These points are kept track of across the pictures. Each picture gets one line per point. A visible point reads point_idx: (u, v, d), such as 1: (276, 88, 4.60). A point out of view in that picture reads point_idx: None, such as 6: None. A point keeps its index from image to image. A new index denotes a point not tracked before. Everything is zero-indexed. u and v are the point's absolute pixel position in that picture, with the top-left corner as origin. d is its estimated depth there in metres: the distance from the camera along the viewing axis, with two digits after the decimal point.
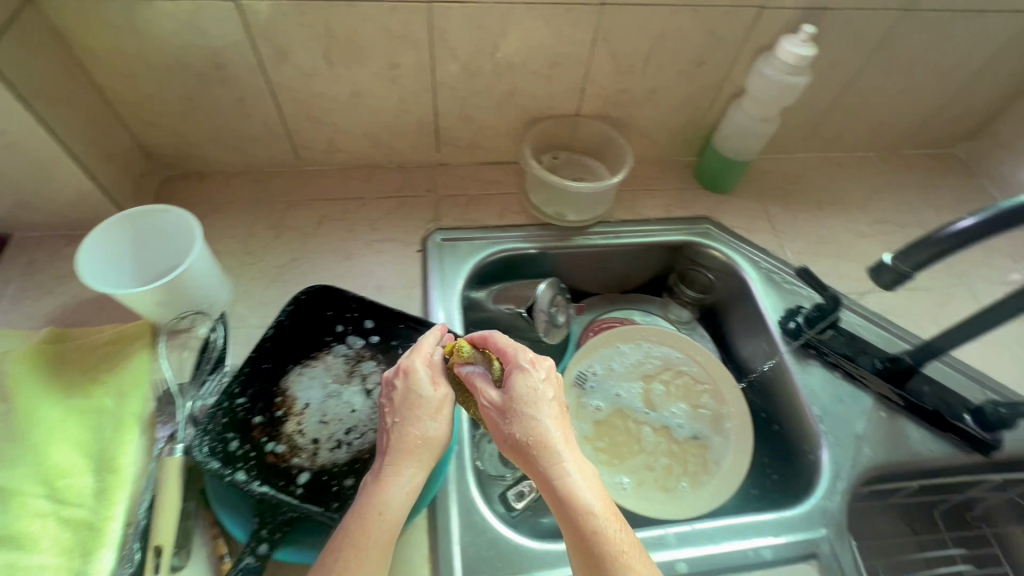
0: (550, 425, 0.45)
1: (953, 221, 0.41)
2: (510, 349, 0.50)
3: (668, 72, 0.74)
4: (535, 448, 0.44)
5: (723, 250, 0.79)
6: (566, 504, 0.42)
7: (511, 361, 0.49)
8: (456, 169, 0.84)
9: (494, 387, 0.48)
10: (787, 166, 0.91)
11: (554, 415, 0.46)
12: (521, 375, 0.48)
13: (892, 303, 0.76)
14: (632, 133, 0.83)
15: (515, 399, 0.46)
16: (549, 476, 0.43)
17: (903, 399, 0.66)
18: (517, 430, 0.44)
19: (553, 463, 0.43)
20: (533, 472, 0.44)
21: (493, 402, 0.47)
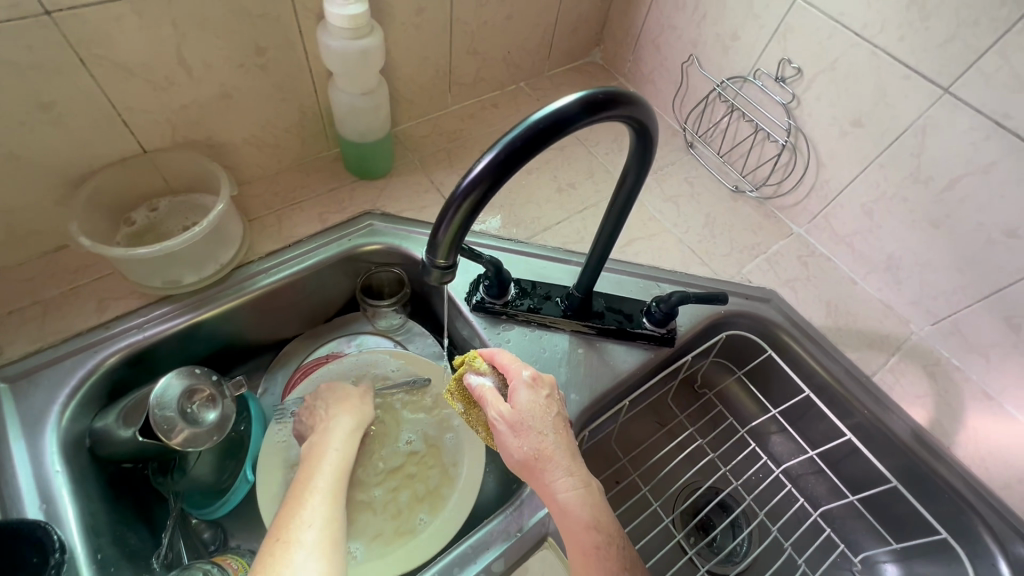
0: (552, 439, 0.47)
1: (469, 168, 0.36)
2: (513, 367, 0.51)
3: (225, 70, 0.60)
4: (537, 464, 0.46)
5: (392, 243, 0.71)
6: (568, 512, 0.45)
7: (514, 379, 0.50)
8: (18, 272, 0.62)
9: (509, 403, 0.49)
10: (444, 123, 0.85)
11: (548, 412, 0.48)
12: (520, 389, 0.49)
13: (568, 231, 0.76)
14: (240, 148, 0.68)
15: (521, 417, 0.48)
16: (546, 486, 0.46)
17: (593, 327, 0.66)
18: (524, 453, 0.47)
19: (558, 479, 0.46)
20: (535, 484, 0.47)
21: (501, 419, 0.49)
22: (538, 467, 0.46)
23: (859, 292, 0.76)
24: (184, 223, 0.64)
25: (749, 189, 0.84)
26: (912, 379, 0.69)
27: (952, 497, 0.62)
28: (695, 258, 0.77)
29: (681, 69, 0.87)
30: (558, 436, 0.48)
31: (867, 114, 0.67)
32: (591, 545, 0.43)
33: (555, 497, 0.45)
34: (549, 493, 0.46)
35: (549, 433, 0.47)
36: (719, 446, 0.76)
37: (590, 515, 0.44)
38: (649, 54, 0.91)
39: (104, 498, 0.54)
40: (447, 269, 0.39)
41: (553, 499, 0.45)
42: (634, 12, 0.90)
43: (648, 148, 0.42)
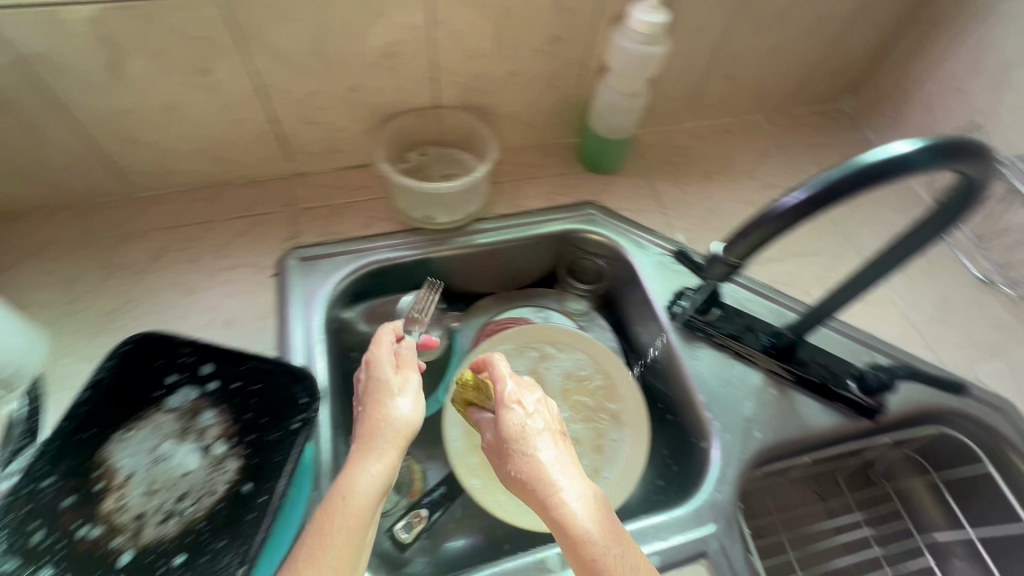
0: (530, 423, 0.47)
1: (782, 196, 0.39)
2: (501, 374, 0.52)
3: (523, 51, 0.68)
4: (515, 451, 0.45)
5: (608, 236, 0.75)
6: (559, 524, 0.40)
7: (500, 391, 0.50)
8: (317, 178, 0.76)
9: (506, 419, 0.48)
10: (675, 138, 0.87)
11: (541, 421, 0.47)
12: (535, 409, 0.49)
13: (780, 271, 0.74)
14: (503, 120, 0.77)
15: (509, 421, 0.47)
16: (516, 474, 0.44)
17: (791, 374, 0.64)
18: (511, 465, 0.45)
19: (553, 495, 0.41)
20: (519, 493, 0.44)
21: (488, 440, 0.49)
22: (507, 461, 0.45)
23: None
24: (445, 173, 0.75)
25: (1003, 284, 0.74)
26: None
27: None
28: (917, 338, 0.70)
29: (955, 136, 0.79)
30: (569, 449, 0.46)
31: None
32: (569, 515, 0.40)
33: (527, 481, 0.43)
34: (526, 477, 0.43)
35: (541, 421, 0.47)
36: (887, 544, 0.69)
37: (565, 475, 0.42)
38: (918, 114, 0.84)
39: (338, 374, 0.65)
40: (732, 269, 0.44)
41: (528, 483, 0.43)
42: (914, 67, 0.83)
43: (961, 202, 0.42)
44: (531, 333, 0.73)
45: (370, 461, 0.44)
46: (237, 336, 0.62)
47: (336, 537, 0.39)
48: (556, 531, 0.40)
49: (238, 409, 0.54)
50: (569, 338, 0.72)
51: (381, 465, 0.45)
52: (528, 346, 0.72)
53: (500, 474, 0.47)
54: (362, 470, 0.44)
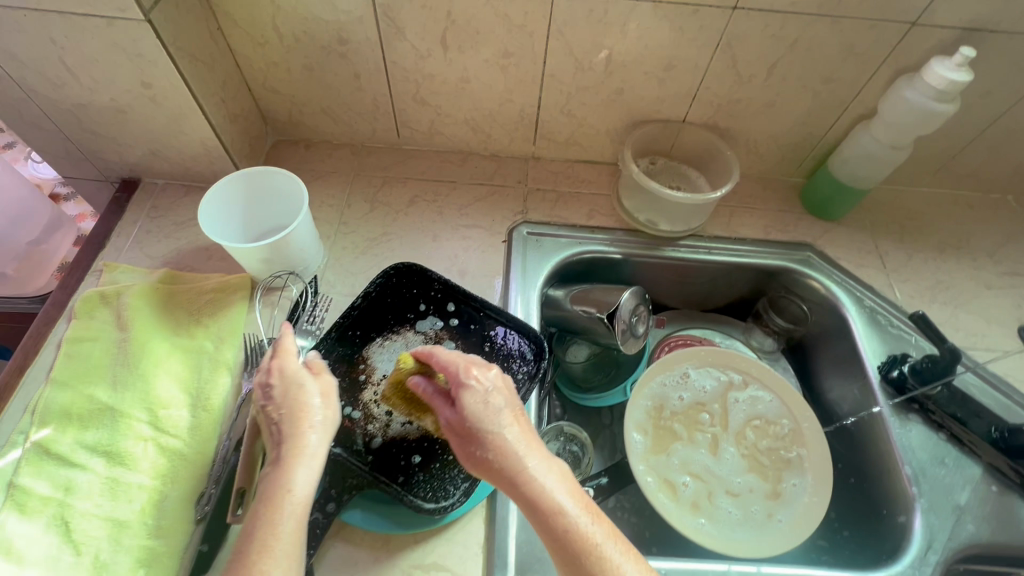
0: (507, 438, 0.45)
1: None
2: (452, 365, 0.49)
3: (791, 85, 0.69)
4: (494, 456, 0.44)
5: (823, 282, 0.74)
6: (548, 511, 0.42)
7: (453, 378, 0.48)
8: (550, 165, 0.83)
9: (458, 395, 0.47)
10: (908, 200, 0.83)
11: (513, 424, 0.46)
12: (471, 395, 0.47)
13: (1015, 366, 0.68)
14: (739, 146, 0.79)
15: (494, 434, 0.45)
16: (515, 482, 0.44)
17: (1019, 476, 0.59)
18: (480, 445, 0.45)
19: (529, 470, 0.43)
20: (499, 485, 0.44)
21: (450, 418, 0.48)
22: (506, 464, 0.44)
23: None
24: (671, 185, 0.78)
25: None
26: None
27: None
28: None
29: None
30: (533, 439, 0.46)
31: None
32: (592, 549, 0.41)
33: (526, 497, 0.43)
34: (513, 478, 0.43)
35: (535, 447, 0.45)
36: None
37: (577, 511, 0.42)
38: None
39: None
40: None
41: (530, 499, 0.43)
42: None
43: None
44: (723, 358, 0.73)
45: (292, 467, 0.41)
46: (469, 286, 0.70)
47: (283, 530, 0.39)
48: (564, 556, 0.41)
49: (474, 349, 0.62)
50: (761, 373, 0.72)
51: (307, 478, 0.41)
52: (718, 369, 0.73)
53: (457, 444, 0.47)
54: (297, 470, 0.41)
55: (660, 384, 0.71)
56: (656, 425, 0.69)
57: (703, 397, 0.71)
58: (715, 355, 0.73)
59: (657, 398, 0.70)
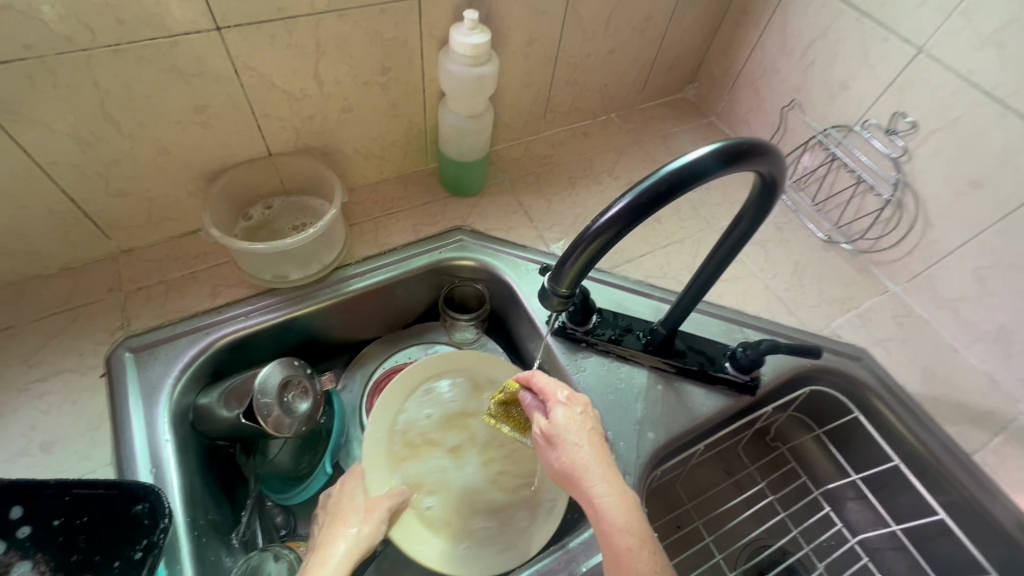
0: (589, 453, 0.45)
1: (604, 209, 0.37)
2: (550, 387, 0.50)
3: (352, 86, 0.64)
4: (569, 470, 0.45)
5: (481, 260, 0.73)
6: (606, 530, 0.42)
7: (550, 399, 0.49)
8: (149, 252, 0.68)
9: (553, 406, 0.48)
10: (535, 148, 0.88)
11: (583, 443, 0.46)
12: (559, 415, 0.47)
13: (651, 265, 0.76)
14: (351, 158, 0.73)
15: (573, 449, 0.46)
16: (583, 494, 0.45)
17: (673, 366, 0.64)
18: (561, 458, 0.46)
19: (594, 487, 0.44)
20: (579, 498, 0.45)
21: (537, 433, 0.48)
22: (582, 479, 0.44)
23: (959, 361, 0.71)
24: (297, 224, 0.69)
25: (842, 241, 0.81)
26: (1018, 463, 0.63)
27: None
28: (781, 306, 0.75)
29: (780, 112, 0.86)
30: (599, 450, 0.46)
31: (989, 177, 0.64)
32: (631, 549, 0.41)
33: (595, 508, 0.43)
34: (588, 497, 0.44)
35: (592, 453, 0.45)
36: (790, 504, 0.72)
37: (625, 518, 0.42)
38: (747, 96, 0.90)
39: (200, 471, 0.58)
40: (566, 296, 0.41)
41: (595, 511, 0.43)
42: (736, 52, 0.89)
43: (768, 197, 0.41)
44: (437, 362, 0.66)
45: None
46: (63, 460, 0.53)
47: None
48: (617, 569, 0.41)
49: (64, 552, 0.46)
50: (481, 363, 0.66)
51: None
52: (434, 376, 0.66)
53: (546, 463, 0.48)
54: None
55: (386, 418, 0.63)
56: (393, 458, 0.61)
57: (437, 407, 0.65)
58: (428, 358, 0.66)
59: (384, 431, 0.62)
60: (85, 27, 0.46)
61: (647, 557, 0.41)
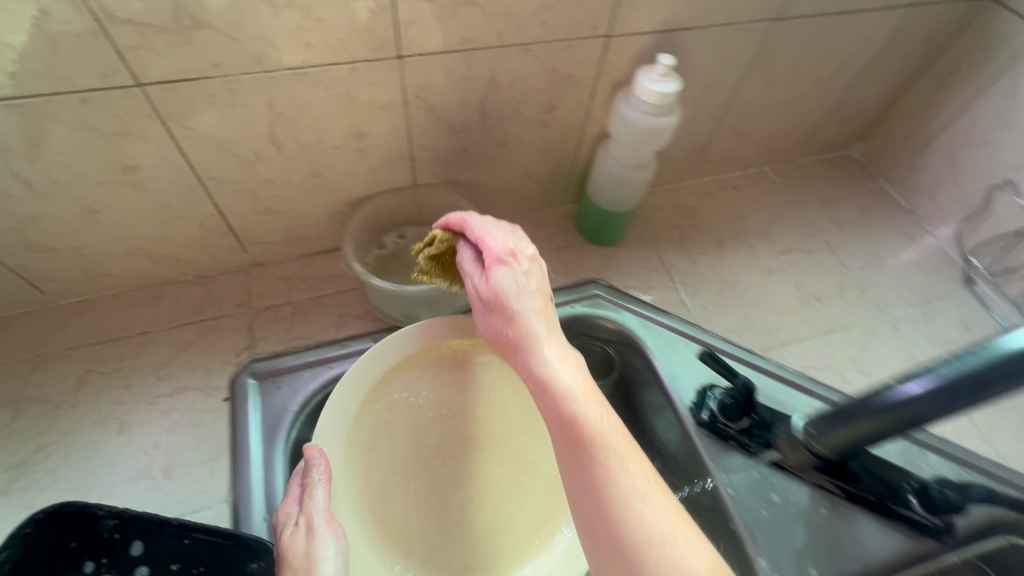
0: (567, 374, 0.38)
1: None
2: (488, 237, 0.44)
3: (513, 122, 0.59)
4: (518, 340, 0.41)
5: (618, 322, 0.65)
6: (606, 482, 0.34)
7: (488, 254, 0.43)
8: (280, 269, 0.66)
9: (499, 277, 0.42)
10: (679, 198, 0.79)
11: (555, 348, 0.40)
12: (502, 275, 0.42)
13: (810, 354, 0.66)
14: (491, 192, 0.68)
15: (527, 329, 0.41)
16: (532, 368, 0.40)
17: (844, 490, 0.54)
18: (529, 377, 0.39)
19: (582, 415, 0.36)
20: (566, 455, 0.36)
21: (483, 318, 0.43)
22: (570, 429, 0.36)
23: None
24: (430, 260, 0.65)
25: None
26: None
27: None
28: (970, 427, 0.62)
29: (983, 190, 0.73)
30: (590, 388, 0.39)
31: None
32: (605, 483, 0.34)
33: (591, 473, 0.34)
34: (574, 439, 0.36)
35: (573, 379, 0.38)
36: None
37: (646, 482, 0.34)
38: (938, 165, 0.77)
39: None
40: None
41: (594, 469, 0.34)
42: (932, 114, 0.76)
43: None
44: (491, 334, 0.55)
45: None
46: (181, 487, 0.51)
47: None
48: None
49: None
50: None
51: None
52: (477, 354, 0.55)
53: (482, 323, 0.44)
54: None
55: (374, 401, 0.52)
56: (366, 453, 0.50)
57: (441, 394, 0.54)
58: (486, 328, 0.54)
59: (367, 418, 0.51)
60: (274, 49, 0.43)
61: (626, 486, 0.33)
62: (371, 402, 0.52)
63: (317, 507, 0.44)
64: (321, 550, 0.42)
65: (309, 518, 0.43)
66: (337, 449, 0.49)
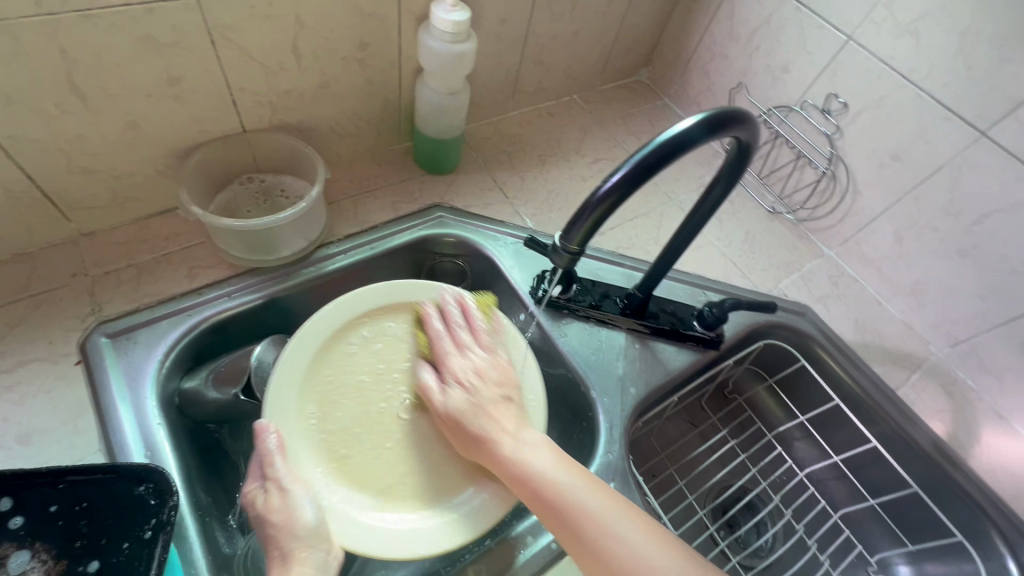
0: (547, 463, 0.49)
1: (602, 181, 0.40)
2: (443, 337, 0.57)
3: (330, 61, 0.64)
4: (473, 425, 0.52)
5: (460, 235, 0.74)
6: (594, 543, 0.45)
7: (442, 353, 0.56)
8: (114, 235, 0.64)
9: (487, 346, 0.57)
10: (505, 127, 0.90)
11: (537, 451, 0.50)
12: (495, 351, 0.57)
13: (620, 236, 0.82)
14: (325, 134, 0.73)
15: (457, 369, 0.55)
16: (499, 460, 0.50)
17: (648, 327, 0.70)
18: (466, 424, 0.52)
19: (535, 456, 0.49)
20: (557, 529, 0.47)
21: (450, 373, 0.54)
22: (475, 424, 0.52)
23: (882, 313, 0.81)
24: (262, 206, 0.68)
25: (784, 212, 0.90)
26: (931, 395, 0.75)
27: (966, 502, 0.67)
28: (736, 271, 0.83)
29: (728, 94, 0.93)
30: (571, 465, 0.50)
31: (907, 150, 0.73)
32: (542, 473, 0.48)
33: (580, 513, 0.46)
34: (564, 505, 0.47)
35: (480, 354, 0.56)
36: (749, 448, 0.81)
37: (637, 539, 0.45)
38: (698, 78, 0.97)
39: (194, 453, 0.57)
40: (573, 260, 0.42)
41: (580, 515, 0.46)
42: (687, 36, 0.95)
43: (741, 164, 0.47)
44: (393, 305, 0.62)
45: None
46: (46, 449, 0.51)
47: None
48: (555, 511, 0.47)
49: (65, 537, 0.45)
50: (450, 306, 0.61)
51: None
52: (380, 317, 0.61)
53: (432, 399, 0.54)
54: None
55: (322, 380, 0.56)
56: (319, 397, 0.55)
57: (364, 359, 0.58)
58: (386, 294, 0.61)
59: (309, 390, 0.55)
60: None
61: (592, 516, 0.46)
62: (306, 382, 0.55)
63: (281, 469, 0.48)
64: (296, 500, 0.47)
65: (276, 481, 0.48)
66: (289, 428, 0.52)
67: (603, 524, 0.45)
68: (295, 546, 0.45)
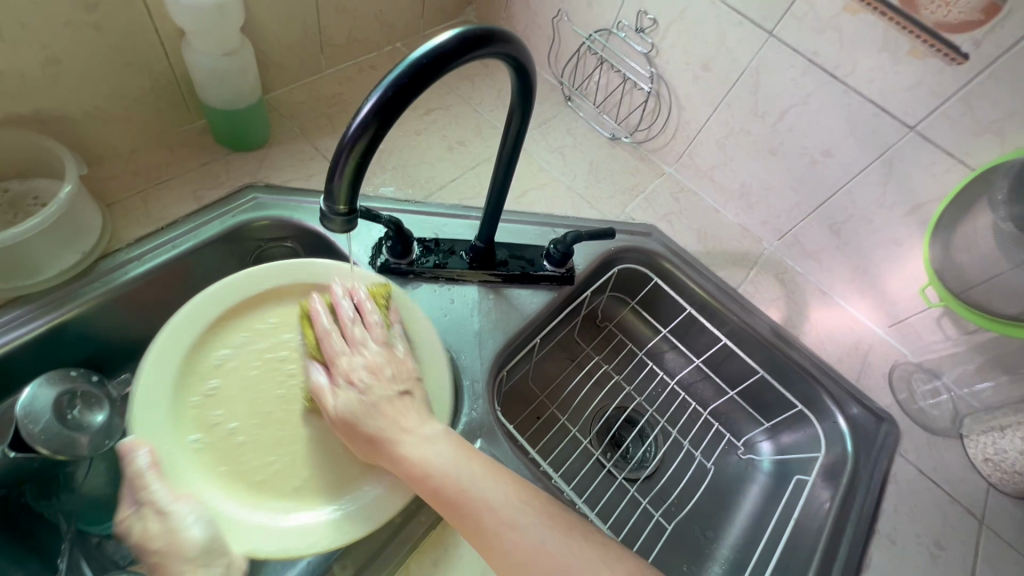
0: (443, 458, 0.46)
1: (353, 116, 0.34)
2: (331, 337, 0.50)
3: (48, 30, 0.52)
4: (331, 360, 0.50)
5: (279, 214, 0.66)
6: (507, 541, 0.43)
7: (331, 347, 0.50)
8: None
9: (339, 354, 0.50)
10: (321, 88, 0.81)
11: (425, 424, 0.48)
12: (382, 341, 0.52)
13: (463, 188, 0.78)
14: (81, 123, 0.61)
15: (349, 368, 0.49)
16: (396, 455, 0.47)
17: (499, 275, 0.69)
18: (365, 424, 0.48)
19: (404, 447, 0.47)
20: (455, 520, 0.45)
21: (336, 373, 0.49)
22: (375, 425, 0.48)
23: (721, 219, 0.87)
24: (8, 219, 0.55)
25: (624, 136, 0.91)
26: (768, 286, 0.81)
27: (802, 374, 0.75)
28: (584, 203, 0.83)
29: (552, 24, 0.91)
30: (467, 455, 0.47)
31: (713, 59, 0.76)
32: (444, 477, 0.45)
33: (489, 513, 0.44)
34: (470, 513, 0.44)
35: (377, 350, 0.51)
36: (623, 370, 0.83)
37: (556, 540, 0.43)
38: (522, 11, 0.93)
39: None
40: (348, 216, 0.37)
41: (484, 513, 0.44)
42: None
43: (527, 87, 0.45)
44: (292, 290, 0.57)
45: None
46: None
47: None
48: (461, 514, 0.44)
49: None
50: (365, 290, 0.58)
51: None
52: (274, 305, 0.56)
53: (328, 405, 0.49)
54: None
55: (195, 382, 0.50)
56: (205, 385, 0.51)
57: (247, 359, 0.53)
58: (279, 277, 0.56)
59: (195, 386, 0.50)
60: None
61: (497, 505, 0.44)
62: (181, 390, 0.50)
63: (158, 490, 0.44)
64: (179, 522, 0.44)
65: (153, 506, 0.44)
66: (167, 447, 0.47)
67: (517, 521, 0.44)
68: (185, 567, 0.42)
